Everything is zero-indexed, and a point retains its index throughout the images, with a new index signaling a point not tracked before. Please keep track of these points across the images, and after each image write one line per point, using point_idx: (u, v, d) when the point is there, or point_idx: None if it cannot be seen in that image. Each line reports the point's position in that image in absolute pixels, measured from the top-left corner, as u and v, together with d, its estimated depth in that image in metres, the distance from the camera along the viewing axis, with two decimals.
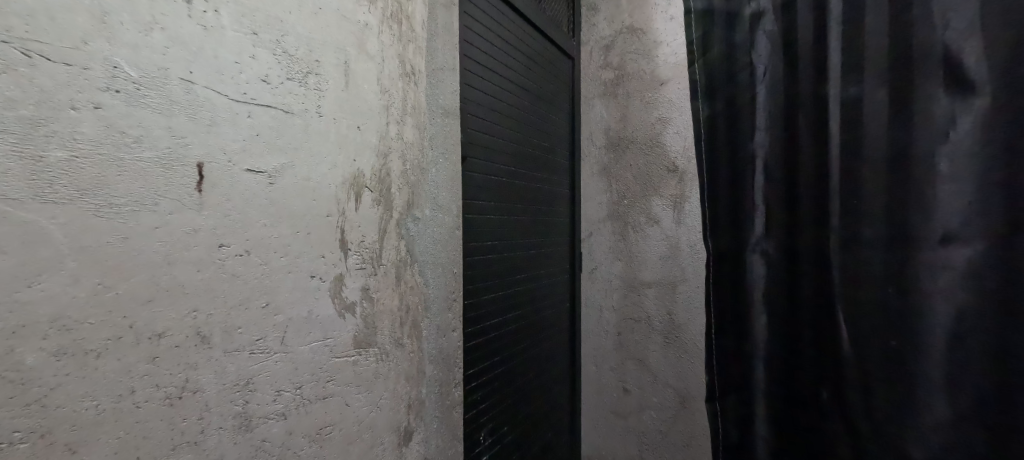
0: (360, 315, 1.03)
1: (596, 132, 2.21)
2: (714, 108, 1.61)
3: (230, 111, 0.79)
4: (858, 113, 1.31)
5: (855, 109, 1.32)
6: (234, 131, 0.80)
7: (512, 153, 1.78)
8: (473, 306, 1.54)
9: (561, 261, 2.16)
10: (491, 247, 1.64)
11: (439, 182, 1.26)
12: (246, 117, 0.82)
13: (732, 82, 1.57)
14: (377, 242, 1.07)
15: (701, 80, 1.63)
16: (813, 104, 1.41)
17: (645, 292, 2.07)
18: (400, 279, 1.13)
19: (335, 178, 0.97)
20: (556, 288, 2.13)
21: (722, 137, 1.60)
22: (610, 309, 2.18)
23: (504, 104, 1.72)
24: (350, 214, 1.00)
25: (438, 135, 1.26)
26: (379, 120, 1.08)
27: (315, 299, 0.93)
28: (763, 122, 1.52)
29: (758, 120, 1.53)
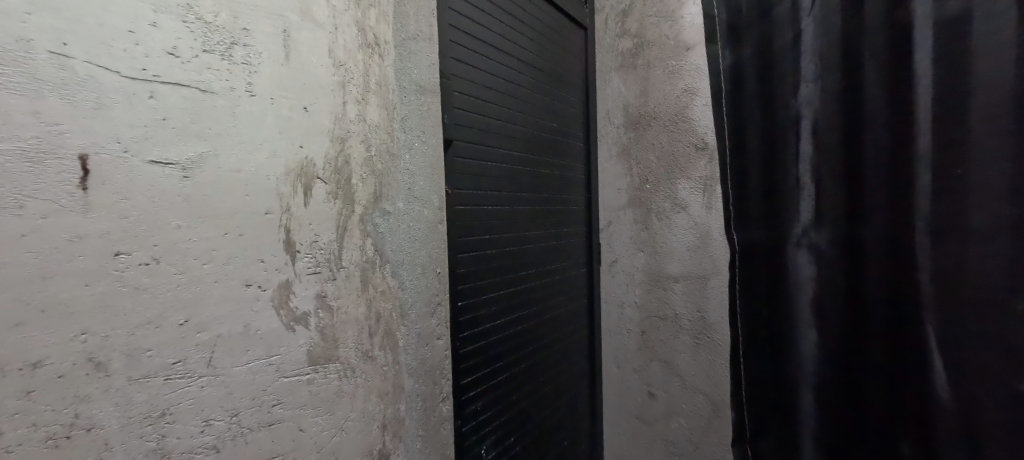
0: (316, 326, 0.88)
1: (614, 110, 1.99)
2: (740, 54, 1.43)
3: (122, 91, 0.66)
4: (970, 45, 1.03)
5: (964, 40, 1.04)
6: (131, 114, 0.66)
7: (510, 137, 1.58)
8: (472, 307, 1.38)
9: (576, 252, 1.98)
10: (489, 241, 1.47)
11: (416, 169, 1.10)
12: (147, 98, 0.68)
13: (766, 21, 1.36)
14: (335, 242, 0.92)
15: (719, 17, 1.45)
16: (886, 40, 1.15)
17: (672, 288, 1.84)
18: (367, 284, 0.98)
19: (276, 168, 0.83)
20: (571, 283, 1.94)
21: (752, 86, 1.41)
22: (632, 305, 1.97)
23: (501, 81, 1.54)
24: (297, 209, 0.86)
25: (411, 114, 1.09)
26: (333, 98, 0.92)
27: (253, 311, 0.80)
28: (811, 70, 1.28)
29: (805, 68, 1.29)
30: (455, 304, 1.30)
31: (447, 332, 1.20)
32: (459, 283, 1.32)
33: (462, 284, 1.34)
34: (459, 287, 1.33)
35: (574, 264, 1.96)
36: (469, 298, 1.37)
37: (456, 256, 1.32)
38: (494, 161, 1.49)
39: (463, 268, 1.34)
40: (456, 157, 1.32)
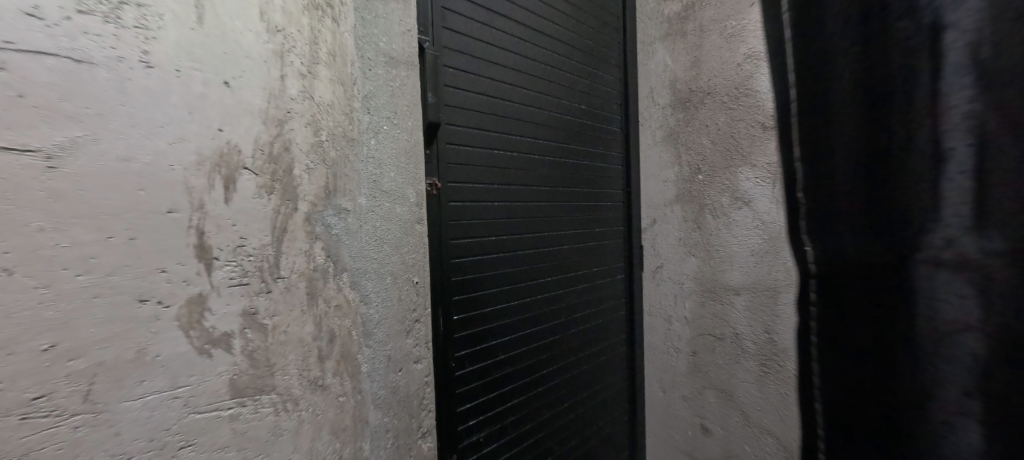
0: (242, 350, 0.72)
1: (659, 87, 1.68)
2: None
3: None
4: None
5: None
6: None
7: (526, 121, 1.35)
8: (473, 321, 1.18)
9: (613, 256, 1.70)
10: (496, 244, 1.25)
11: (384, 157, 0.92)
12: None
13: None
14: (270, 246, 0.75)
15: None
16: None
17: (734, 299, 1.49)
18: (315, 297, 0.81)
19: (183, 155, 0.68)
20: (607, 292, 1.67)
21: None
22: (680, 320, 1.66)
23: (514, 55, 1.31)
24: (214, 207, 0.70)
25: (378, 91, 0.90)
26: (266, 71, 0.76)
27: (151, 332, 0.64)
28: None
29: None
30: (445, 318, 1.11)
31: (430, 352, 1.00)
32: (451, 294, 1.13)
33: (455, 295, 1.14)
34: (452, 299, 1.13)
35: (610, 270, 1.69)
36: (468, 310, 1.17)
37: (447, 262, 1.12)
38: (502, 148, 1.27)
39: (457, 276, 1.15)
40: (445, 145, 1.13)
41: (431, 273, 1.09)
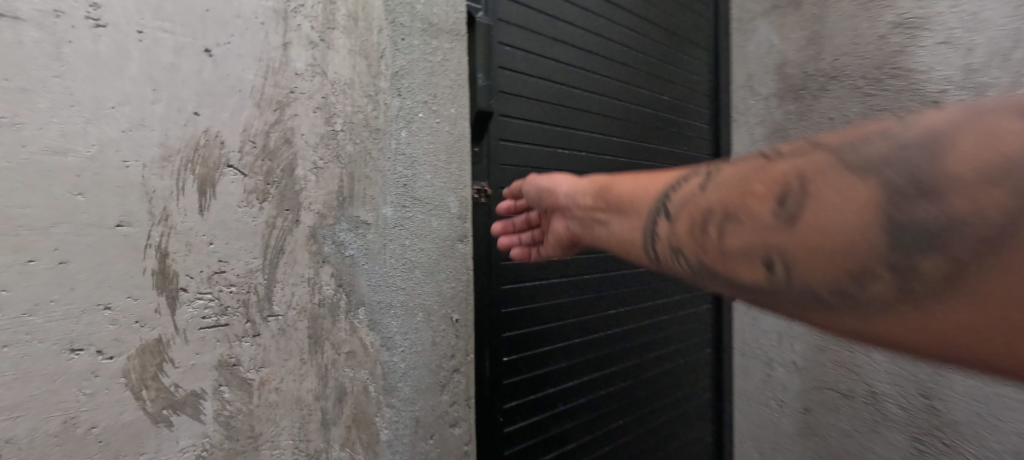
0: (215, 417, 0.52)
1: (760, 73, 1.49)
2: None
3: None
4: None
5: None
6: None
7: (596, 113, 1.10)
8: (529, 364, 0.94)
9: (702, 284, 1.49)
10: (560, 266, 1.01)
11: (421, 155, 0.70)
12: None
13: None
14: (260, 272, 0.55)
15: None
16: None
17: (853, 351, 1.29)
18: (320, 344, 0.59)
19: (144, 148, 0.49)
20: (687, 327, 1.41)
21: None
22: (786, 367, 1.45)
23: (584, 32, 1.07)
24: (183, 219, 0.51)
25: (414, 67, 0.69)
26: (264, 35, 0.56)
27: (86, 394, 0.46)
28: None
29: None
30: (494, 362, 0.88)
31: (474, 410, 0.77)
32: (504, 330, 0.89)
33: (508, 331, 0.90)
34: (503, 336, 0.90)
35: (692, 297, 1.43)
36: (524, 351, 0.93)
37: (500, 290, 0.89)
38: (566, 147, 1.03)
39: (511, 306, 0.91)
40: (499, 141, 0.90)
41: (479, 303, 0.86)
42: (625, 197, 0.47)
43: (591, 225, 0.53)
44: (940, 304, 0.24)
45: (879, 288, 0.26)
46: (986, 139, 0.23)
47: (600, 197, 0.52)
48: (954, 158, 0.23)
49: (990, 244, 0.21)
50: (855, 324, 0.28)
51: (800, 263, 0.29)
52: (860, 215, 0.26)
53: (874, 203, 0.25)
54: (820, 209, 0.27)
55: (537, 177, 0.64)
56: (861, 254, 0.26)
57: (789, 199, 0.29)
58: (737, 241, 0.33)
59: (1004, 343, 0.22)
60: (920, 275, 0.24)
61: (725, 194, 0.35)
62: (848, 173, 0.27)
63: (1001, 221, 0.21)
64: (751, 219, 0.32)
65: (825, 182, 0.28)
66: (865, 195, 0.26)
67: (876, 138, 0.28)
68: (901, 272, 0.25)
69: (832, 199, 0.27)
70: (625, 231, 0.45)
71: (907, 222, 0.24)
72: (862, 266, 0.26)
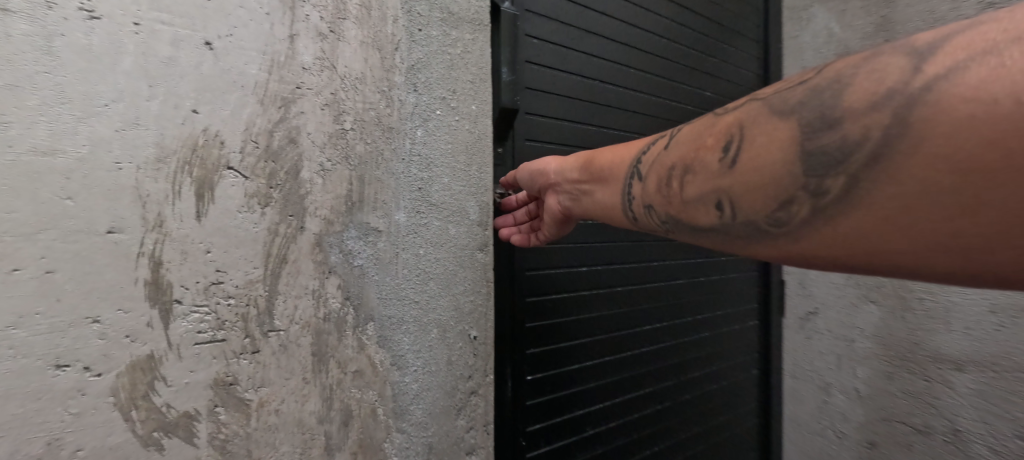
0: (209, 440, 0.48)
1: (816, 66, 1.39)
2: None
3: None
4: None
5: None
6: None
7: (629, 110, 1.02)
8: (554, 383, 0.87)
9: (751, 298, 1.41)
10: (591, 277, 0.93)
11: (438, 157, 0.64)
12: None
13: None
14: (261, 284, 0.51)
15: None
16: None
17: (929, 382, 1.20)
18: (324, 361, 0.54)
19: (138, 149, 0.45)
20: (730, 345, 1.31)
21: None
22: (846, 394, 1.37)
23: (619, 23, 0.99)
24: (179, 225, 0.47)
25: (432, 60, 0.64)
26: (269, 25, 0.52)
27: (73, 413, 0.42)
28: None
29: None
30: (516, 380, 0.81)
31: (491, 438, 0.71)
32: (527, 347, 0.83)
33: (532, 348, 0.84)
34: (526, 353, 0.83)
35: (735, 313, 1.33)
36: (549, 369, 0.86)
37: (523, 302, 0.83)
38: (598, 147, 0.96)
39: (535, 321, 0.85)
40: (525, 141, 0.84)
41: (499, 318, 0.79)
42: (603, 163, 0.53)
43: (575, 197, 0.57)
44: (855, 218, 0.29)
45: (800, 211, 0.31)
46: (873, 75, 0.29)
47: (578, 170, 0.57)
48: (851, 92, 0.29)
49: (881, 156, 0.27)
50: (791, 250, 0.33)
51: (741, 197, 0.35)
52: (787, 152, 0.32)
53: (791, 139, 0.32)
54: (753, 148, 0.34)
55: (529, 165, 0.66)
56: (787, 185, 0.32)
57: (729, 145, 0.36)
58: (691, 187, 0.39)
59: (909, 239, 0.27)
60: (830, 193, 0.30)
61: (680, 151, 0.41)
62: (779, 116, 0.33)
63: (884, 136, 0.27)
64: (703, 166, 0.38)
65: (755, 126, 0.35)
66: (785, 131, 0.32)
67: (799, 83, 0.33)
68: (817, 195, 0.30)
69: (765, 139, 0.33)
70: (605, 194, 0.51)
71: (816, 149, 0.30)
72: (786, 193, 0.32)
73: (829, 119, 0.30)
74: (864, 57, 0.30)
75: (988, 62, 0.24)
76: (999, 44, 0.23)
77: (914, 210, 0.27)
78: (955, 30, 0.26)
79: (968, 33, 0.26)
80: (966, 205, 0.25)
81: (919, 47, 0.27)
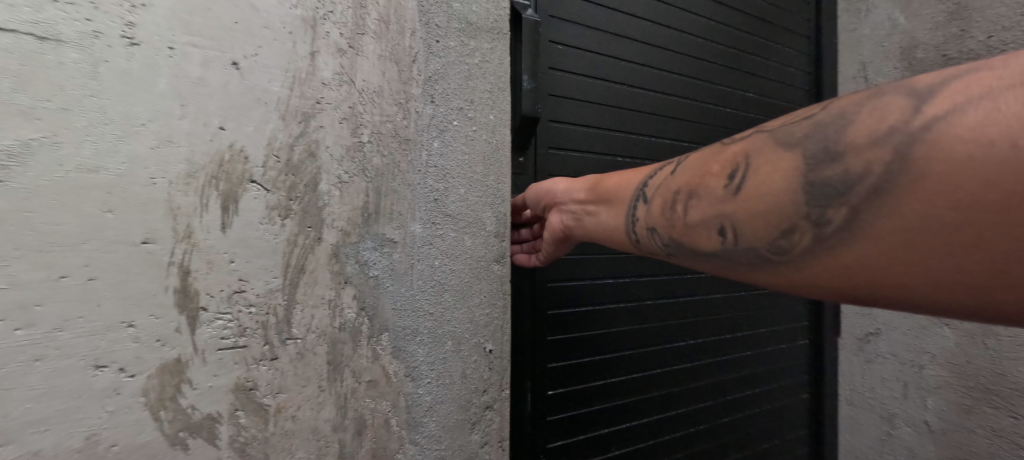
0: (229, 442, 0.50)
1: (878, 60, 1.32)
2: None
3: None
4: None
5: None
6: None
7: (663, 116, 0.98)
8: (577, 399, 0.86)
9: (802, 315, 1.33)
10: (617, 290, 0.92)
11: (457, 170, 0.65)
12: None
13: None
14: (280, 292, 0.52)
15: None
16: None
17: (1019, 419, 1.10)
18: (339, 370, 0.56)
19: (169, 165, 0.47)
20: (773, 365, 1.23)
21: None
22: (916, 426, 1.27)
23: (653, 25, 0.95)
24: (206, 236, 0.49)
25: (450, 71, 0.64)
26: (291, 44, 0.53)
27: (110, 412, 0.44)
28: None
29: None
30: (537, 395, 0.81)
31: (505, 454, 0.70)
32: (548, 361, 0.82)
33: (553, 362, 0.83)
34: (547, 367, 0.83)
35: (780, 330, 1.25)
36: (571, 385, 0.85)
37: (546, 315, 0.83)
38: (627, 155, 0.93)
39: (557, 334, 0.84)
40: (548, 150, 0.82)
41: (520, 330, 0.79)
42: (611, 185, 0.57)
43: (581, 218, 0.61)
44: (854, 246, 0.33)
45: (802, 239, 0.36)
46: (876, 114, 0.33)
47: (586, 191, 0.60)
48: (854, 129, 0.34)
49: (880, 190, 0.31)
50: (791, 274, 0.37)
51: (747, 222, 0.39)
52: (791, 181, 0.36)
53: (796, 171, 0.36)
54: (761, 178, 0.38)
55: (536, 185, 0.70)
56: (789, 213, 0.36)
57: (737, 173, 0.41)
58: (701, 212, 0.43)
59: (900, 268, 0.31)
60: (832, 223, 0.34)
61: (691, 178, 0.46)
62: (786, 151, 0.37)
63: (884, 171, 0.31)
64: (712, 193, 0.42)
65: (763, 157, 0.39)
66: (790, 164, 0.37)
67: (803, 120, 0.38)
68: (817, 224, 0.34)
69: (773, 170, 0.38)
70: (610, 215, 0.56)
71: (819, 181, 0.34)
72: (790, 221, 0.36)
73: (831, 154, 0.34)
74: (866, 96, 0.35)
75: (980, 107, 0.28)
76: (992, 91, 0.28)
77: (906, 242, 0.31)
78: (950, 78, 0.31)
79: (963, 80, 0.30)
80: (954, 240, 0.29)
81: (919, 91, 0.32)
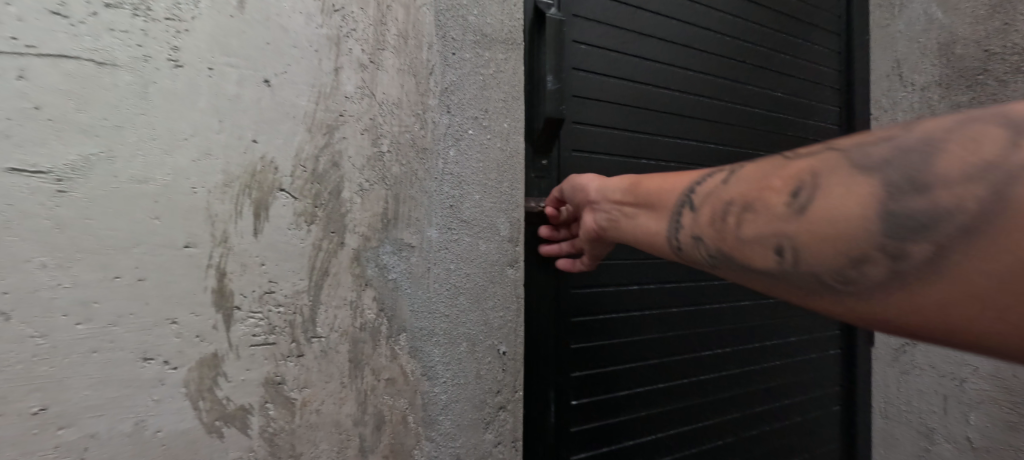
0: (260, 432, 0.54)
1: (913, 57, 1.26)
2: None
3: None
4: None
5: None
6: None
7: (691, 115, 0.98)
8: (600, 409, 0.86)
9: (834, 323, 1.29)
10: (641, 297, 0.92)
11: (472, 177, 0.68)
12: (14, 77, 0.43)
13: None
14: (307, 293, 0.56)
15: None
16: None
17: None
18: (360, 368, 0.59)
19: (208, 176, 0.51)
20: (803, 374, 1.19)
21: None
22: (959, 445, 1.21)
23: (680, 25, 0.95)
24: (240, 240, 0.53)
25: (465, 82, 0.67)
26: (316, 61, 0.57)
27: (155, 401, 0.49)
28: None
29: None
30: (559, 404, 0.81)
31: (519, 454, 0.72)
32: (571, 370, 0.83)
33: (576, 371, 0.83)
34: (571, 376, 0.83)
35: (812, 339, 1.21)
36: (594, 394, 0.85)
37: (569, 323, 0.83)
38: (652, 156, 0.93)
39: (580, 342, 0.84)
40: (571, 152, 0.83)
41: (542, 339, 0.80)
42: (653, 191, 0.54)
43: (622, 221, 0.58)
44: (929, 283, 0.30)
45: (871, 270, 0.32)
46: (968, 143, 0.30)
47: (632, 195, 0.58)
48: (942, 158, 0.30)
49: (971, 230, 0.28)
50: (850, 305, 0.35)
51: (808, 246, 0.36)
52: (864, 206, 0.32)
53: (869, 195, 0.32)
54: (828, 199, 0.35)
55: (574, 178, 0.70)
56: (859, 240, 0.32)
57: (799, 190, 0.37)
58: (755, 229, 0.40)
59: (975, 313, 0.29)
60: (909, 258, 0.31)
61: (746, 189, 0.42)
62: (858, 172, 0.34)
63: (975, 210, 0.28)
64: (770, 210, 0.39)
65: (832, 175, 0.35)
66: (863, 187, 0.33)
67: (881, 140, 0.35)
68: (894, 254, 0.31)
69: (844, 190, 0.34)
70: (651, 221, 0.53)
71: (897, 210, 0.31)
72: (860, 250, 0.32)
73: (917, 183, 0.31)
74: (955, 121, 0.32)
75: None
76: None
77: (991, 287, 0.28)
78: None
79: None
80: None
81: (1017, 124, 0.29)
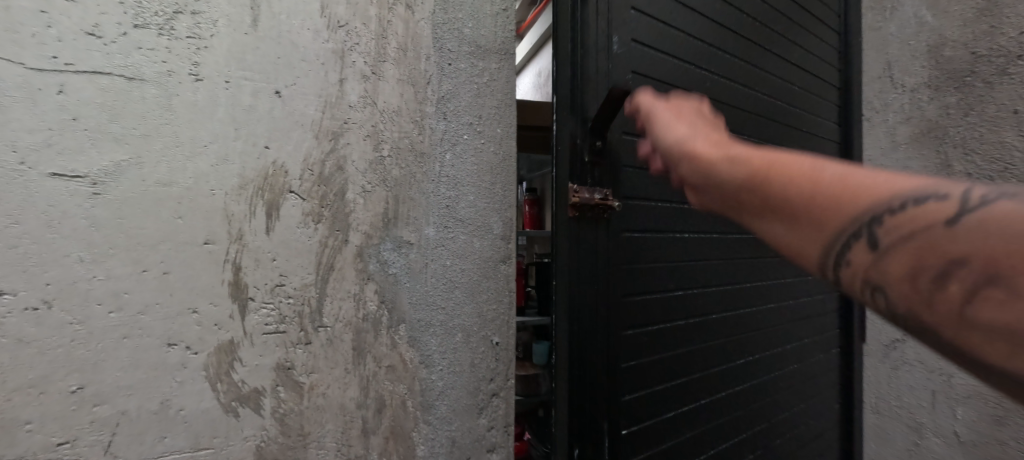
0: (271, 412, 0.59)
1: (906, 59, 1.29)
2: None
3: (23, 86, 0.48)
4: None
5: None
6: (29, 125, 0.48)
7: (721, 99, 1.05)
8: (649, 432, 0.88)
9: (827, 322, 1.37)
10: (680, 305, 0.95)
11: (465, 178, 0.72)
12: (57, 93, 0.49)
13: None
14: (314, 286, 0.61)
15: None
16: None
17: None
18: (363, 356, 0.64)
19: (226, 178, 0.57)
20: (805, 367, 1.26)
21: None
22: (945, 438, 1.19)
23: (718, 13, 1.03)
24: (254, 238, 0.58)
25: (460, 90, 0.72)
26: (323, 73, 0.62)
27: (177, 382, 0.54)
28: None
29: None
30: (613, 435, 0.83)
31: (512, 439, 0.76)
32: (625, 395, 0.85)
33: (627, 395, 0.86)
34: (622, 400, 0.85)
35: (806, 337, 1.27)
36: (642, 420, 0.87)
37: (619, 340, 0.85)
38: None
39: (628, 363, 0.86)
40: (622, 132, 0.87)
41: (591, 369, 0.82)
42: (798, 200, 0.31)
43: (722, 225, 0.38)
44: None
45: None
46: None
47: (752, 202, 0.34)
48: None
49: None
50: None
51: None
52: None
53: None
54: None
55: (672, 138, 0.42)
56: None
57: None
58: None
59: None
60: None
61: None
62: None
63: None
64: None
65: None
66: None
67: None
68: None
69: None
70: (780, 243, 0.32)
71: None
72: None
73: None
74: None
75: None
76: None
77: None
78: None
79: None
80: None
81: None
